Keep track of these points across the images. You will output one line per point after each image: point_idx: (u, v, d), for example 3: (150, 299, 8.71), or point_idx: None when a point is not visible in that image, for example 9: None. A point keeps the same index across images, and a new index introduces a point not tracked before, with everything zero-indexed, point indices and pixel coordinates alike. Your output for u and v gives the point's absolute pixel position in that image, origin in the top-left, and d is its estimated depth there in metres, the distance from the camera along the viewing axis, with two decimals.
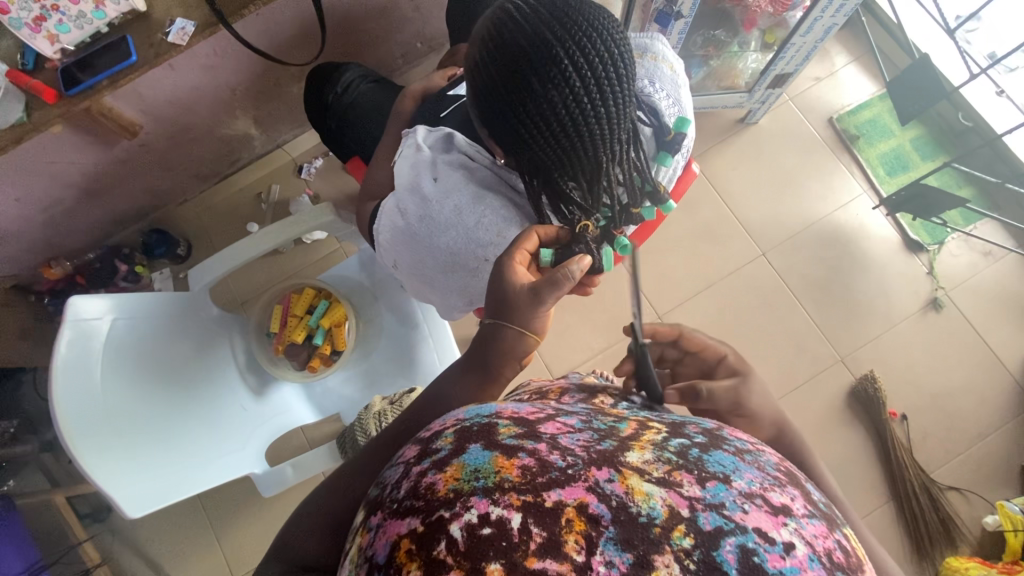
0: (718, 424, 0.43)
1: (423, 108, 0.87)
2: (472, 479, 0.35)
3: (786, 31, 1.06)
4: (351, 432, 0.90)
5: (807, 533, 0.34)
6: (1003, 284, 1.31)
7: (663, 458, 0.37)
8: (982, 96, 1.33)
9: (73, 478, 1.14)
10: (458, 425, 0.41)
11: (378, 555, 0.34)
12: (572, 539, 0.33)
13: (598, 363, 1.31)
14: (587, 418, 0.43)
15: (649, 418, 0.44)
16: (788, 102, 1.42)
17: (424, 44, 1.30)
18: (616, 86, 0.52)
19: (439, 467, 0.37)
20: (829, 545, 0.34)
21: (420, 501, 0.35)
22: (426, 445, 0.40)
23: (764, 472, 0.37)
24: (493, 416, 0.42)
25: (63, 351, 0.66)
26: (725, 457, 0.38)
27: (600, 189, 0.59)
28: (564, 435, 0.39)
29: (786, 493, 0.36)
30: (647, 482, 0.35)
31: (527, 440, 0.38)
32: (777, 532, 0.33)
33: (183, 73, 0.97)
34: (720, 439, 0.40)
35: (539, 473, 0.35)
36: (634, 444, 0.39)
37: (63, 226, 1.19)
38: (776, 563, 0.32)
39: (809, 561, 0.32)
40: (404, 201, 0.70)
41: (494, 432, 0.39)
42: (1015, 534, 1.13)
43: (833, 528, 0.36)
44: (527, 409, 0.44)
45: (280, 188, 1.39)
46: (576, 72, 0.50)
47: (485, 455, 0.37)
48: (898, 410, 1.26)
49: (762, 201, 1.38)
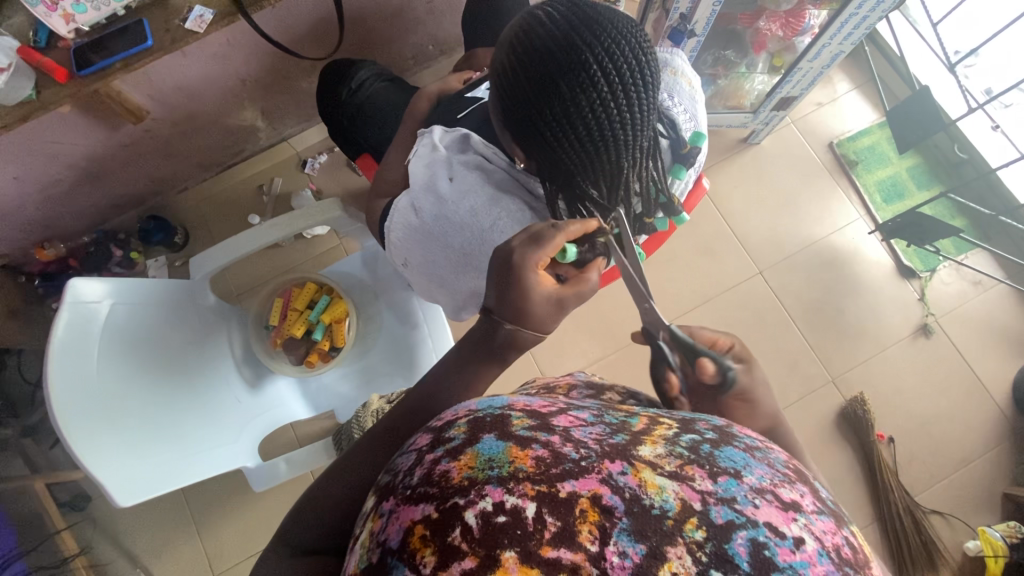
0: (728, 420, 0.43)
1: (439, 108, 0.87)
2: (485, 467, 0.35)
3: (794, 55, 1.08)
4: (348, 429, 0.91)
5: (816, 529, 0.34)
6: (991, 313, 1.34)
7: (675, 452, 0.37)
8: (978, 130, 1.37)
9: (52, 464, 1.11)
10: (470, 415, 0.40)
11: (391, 540, 0.34)
12: (586, 530, 0.33)
13: (593, 371, 1.32)
14: (598, 413, 0.44)
15: (660, 414, 0.45)
16: (790, 125, 1.45)
17: (436, 47, 1.31)
18: (642, 93, 0.53)
19: (453, 456, 0.37)
20: (837, 541, 0.34)
21: (434, 488, 0.35)
22: (439, 434, 0.40)
23: (774, 469, 0.38)
24: (506, 408, 0.41)
25: (60, 334, 0.65)
26: (737, 453, 0.38)
27: (617, 195, 0.59)
28: (577, 428, 0.40)
29: (796, 490, 0.36)
30: (659, 475, 0.35)
31: (540, 432, 0.38)
32: (787, 527, 0.33)
33: (195, 60, 0.97)
34: (730, 436, 0.41)
35: (552, 463, 0.35)
36: (646, 438, 0.39)
37: (59, 208, 1.17)
38: (786, 557, 0.32)
39: (819, 556, 0.33)
40: (419, 200, 0.71)
41: (508, 423, 0.38)
42: (995, 561, 1.14)
43: (840, 524, 0.36)
44: (539, 402, 0.44)
45: (282, 181, 1.39)
46: (603, 76, 0.51)
47: (500, 445, 0.36)
48: (886, 432, 1.28)
49: (760, 220, 1.40)
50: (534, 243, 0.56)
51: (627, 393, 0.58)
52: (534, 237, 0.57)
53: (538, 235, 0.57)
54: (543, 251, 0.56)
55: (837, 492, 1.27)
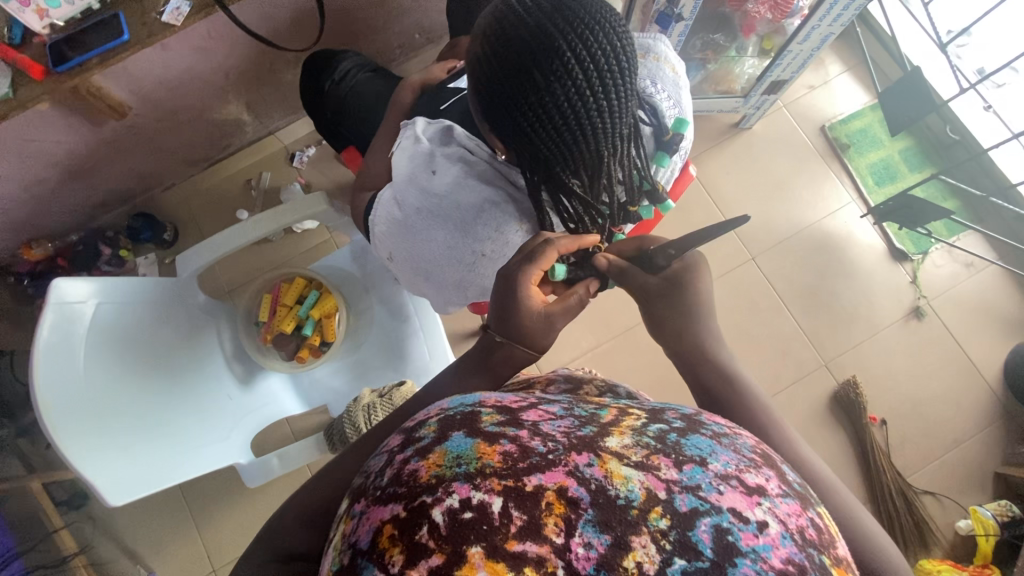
0: (697, 408, 0.42)
1: (423, 99, 0.87)
2: (453, 465, 0.35)
3: (784, 38, 1.07)
4: (340, 424, 0.91)
5: (781, 512, 0.34)
6: (983, 294, 1.34)
7: (642, 442, 0.37)
8: (970, 111, 1.36)
9: (50, 463, 1.11)
10: (442, 414, 0.40)
11: (360, 542, 0.34)
12: (552, 522, 0.33)
13: (587, 361, 1.32)
14: (568, 405, 0.43)
15: (630, 404, 0.44)
16: (782, 109, 1.44)
17: (422, 36, 1.30)
18: (618, 79, 0.52)
19: (422, 454, 0.36)
20: (801, 523, 0.34)
21: (403, 488, 0.35)
22: (410, 434, 0.39)
23: (740, 454, 0.37)
24: (477, 405, 0.41)
25: (45, 335, 0.65)
26: (703, 440, 0.37)
27: (600, 186, 0.59)
28: (546, 422, 0.39)
29: (761, 474, 0.36)
30: (625, 466, 0.35)
31: (509, 427, 0.38)
32: (750, 511, 0.33)
33: (175, 54, 0.95)
34: (698, 423, 0.40)
35: (519, 458, 0.35)
36: (614, 430, 0.38)
37: (45, 207, 1.16)
38: (749, 542, 0.32)
39: (782, 539, 0.32)
40: (402, 192, 0.70)
41: (477, 420, 0.38)
42: (985, 540, 1.17)
43: (806, 506, 0.36)
44: (510, 398, 0.44)
45: (271, 175, 1.37)
46: (579, 64, 0.50)
47: (468, 442, 0.36)
48: (878, 415, 1.29)
49: (753, 206, 1.40)
50: (528, 259, 0.58)
51: (607, 387, 0.59)
52: (528, 254, 0.59)
53: (533, 252, 0.59)
54: (535, 267, 0.58)
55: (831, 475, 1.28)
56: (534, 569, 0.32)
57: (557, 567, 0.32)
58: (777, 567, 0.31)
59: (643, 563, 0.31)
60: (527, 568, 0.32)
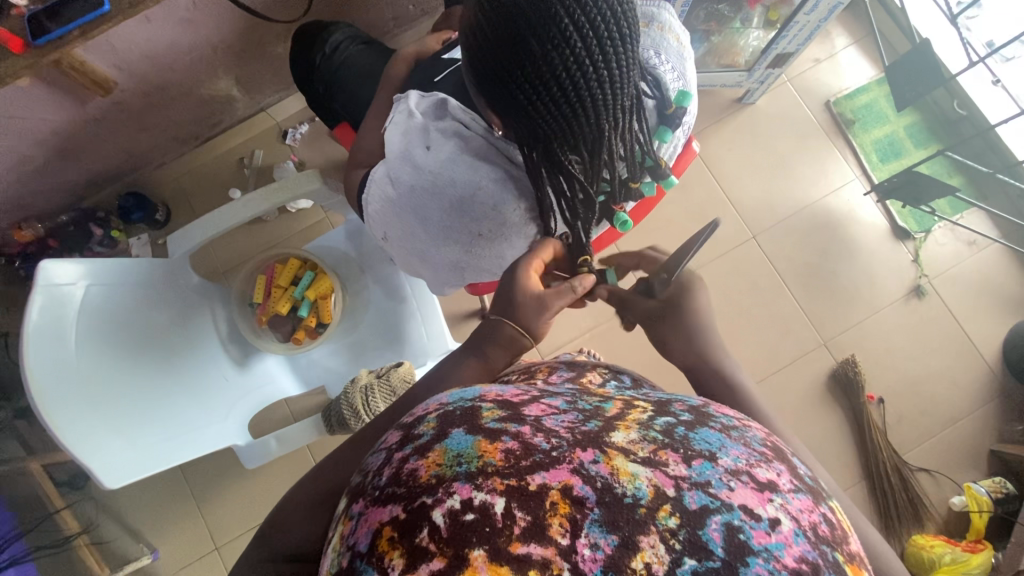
0: (704, 400, 0.42)
1: (417, 72, 0.84)
2: (454, 463, 0.34)
3: (790, 9, 1.04)
4: (338, 408, 0.89)
5: (793, 509, 0.33)
6: (985, 272, 1.33)
7: (648, 437, 0.36)
8: (979, 86, 1.34)
9: (48, 444, 1.11)
10: (441, 410, 0.39)
11: (359, 544, 0.33)
12: (557, 522, 0.32)
13: (586, 341, 1.32)
14: (572, 399, 0.42)
15: (636, 396, 0.43)
16: (787, 83, 1.41)
17: (416, 7, 1.25)
18: (618, 48, 0.50)
19: (422, 453, 0.35)
20: (814, 519, 0.33)
21: (402, 488, 0.34)
22: (409, 430, 0.38)
23: (750, 449, 0.36)
24: (477, 399, 0.40)
25: (34, 317, 0.63)
26: (712, 434, 0.37)
27: (600, 163, 0.57)
28: (549, 417, 0.38)
29: (772, 468, 0.35)
30: (632, 462, 0.34)
31: (511, 423, 0.37)
32: (762, 508, 0.32)
33: (160, 25, 0.92)
34: (706, 416, 0.39)
35: (522, 456, 0.34)
36: (620, 424, 0.37)
37: (32, 185, 1.13)
38: (761, 540, 0.31)
39: (795, 536, 0.32)
40: (395, 169, 0.68)
41: (477, 416, 0.37)
42: (978, 515, 1.17)
43: (819, 501, 0.35)
44: (512, 391, 0.43)
45: (263, 153, 1.35)
46: (576, 30, 0.48)
47: (469, 439, 0.35)
48: (876, 394, 1.29)
49: (754, 183, 1.37)
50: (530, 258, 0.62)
51: (609, 373, 0.58)
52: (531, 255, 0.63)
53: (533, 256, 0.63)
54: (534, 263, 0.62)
55: (827, 453, 1.28)
56: (539, 571, 0.31)
57: (563, 569, 0.31)
58: (791, 566, 0.30)
59: (652, 564, 0.31)
60: (531, 571, 0.31)
